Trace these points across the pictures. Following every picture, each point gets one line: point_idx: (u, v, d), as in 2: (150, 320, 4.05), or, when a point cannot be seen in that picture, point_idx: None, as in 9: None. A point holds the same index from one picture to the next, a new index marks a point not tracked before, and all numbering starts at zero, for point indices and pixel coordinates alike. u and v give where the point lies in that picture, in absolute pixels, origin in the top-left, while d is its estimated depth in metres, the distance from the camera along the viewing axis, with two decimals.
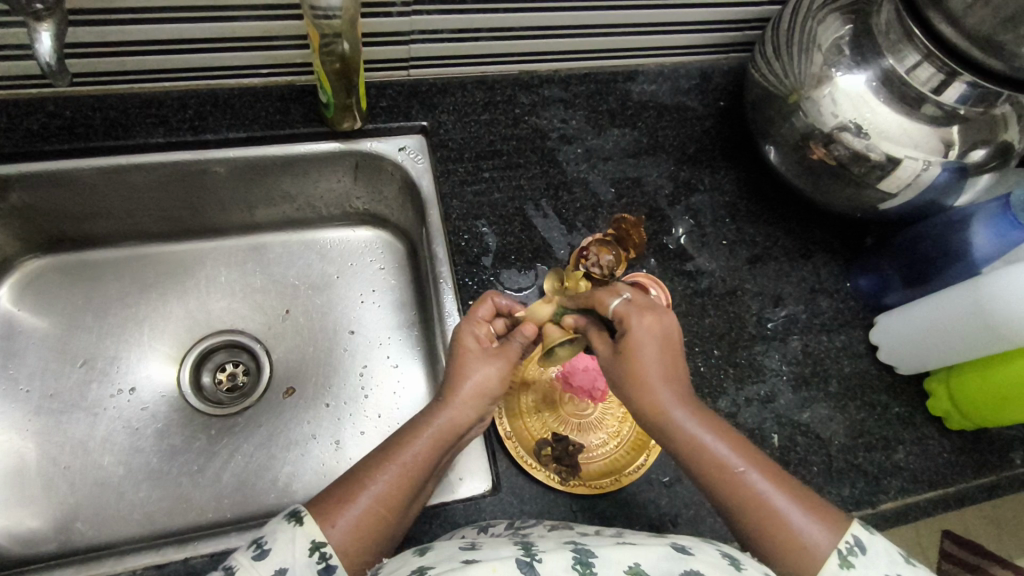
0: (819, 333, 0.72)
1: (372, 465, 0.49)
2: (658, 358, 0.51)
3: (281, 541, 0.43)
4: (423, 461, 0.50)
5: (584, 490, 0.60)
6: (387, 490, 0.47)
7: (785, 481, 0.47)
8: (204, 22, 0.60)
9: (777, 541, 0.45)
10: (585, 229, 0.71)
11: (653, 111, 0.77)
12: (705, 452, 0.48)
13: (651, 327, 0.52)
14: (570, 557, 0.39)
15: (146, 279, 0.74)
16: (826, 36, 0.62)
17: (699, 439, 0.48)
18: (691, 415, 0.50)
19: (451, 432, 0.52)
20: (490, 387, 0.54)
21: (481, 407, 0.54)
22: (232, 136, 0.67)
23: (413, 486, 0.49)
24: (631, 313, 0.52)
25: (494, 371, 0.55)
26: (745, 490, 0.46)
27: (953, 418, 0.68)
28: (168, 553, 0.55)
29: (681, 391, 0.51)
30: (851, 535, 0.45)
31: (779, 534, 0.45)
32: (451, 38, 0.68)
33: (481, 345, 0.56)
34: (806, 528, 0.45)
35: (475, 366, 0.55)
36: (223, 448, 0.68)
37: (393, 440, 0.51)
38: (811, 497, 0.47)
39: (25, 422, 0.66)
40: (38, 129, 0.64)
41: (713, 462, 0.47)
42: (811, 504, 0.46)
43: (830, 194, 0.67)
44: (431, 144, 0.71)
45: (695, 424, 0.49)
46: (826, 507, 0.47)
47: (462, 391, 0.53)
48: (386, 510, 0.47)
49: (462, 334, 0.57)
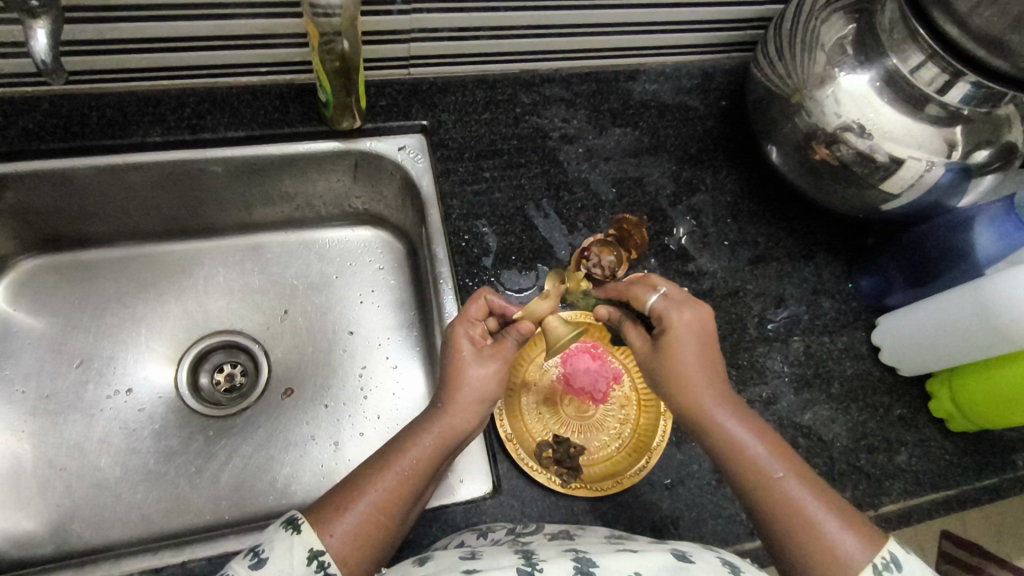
0: (822, 335, 0.72)
1: (372, 471, 0.49)
2: (701, 352, 0.53)
3: (279, 550, 0.43)
4: (423, 465, 0.50)
5: (586, 492, 0.59)
6: (385, 496, 0.47)
7: (821, 489, 0.47)
8: (200, 20, 0.60)
9: (811, 550, 0.44)
10: (587, 230, 0.71)
11: (654, 110, 0.77)
12: (742, 451, 0.48)
13: (690, 321, 0.53)
14: (570, 565, 0.39)
15: (143, 278, 0.74)
16: (830, 36, 0.62)
17: (738, 435, 0.49)
18: (732, 414, 0.50)
19: (450, 439, 0.53)
20: (488, 391, 0.55)
21: (480, 412, 0.55)
22: (230, 135, 0.67)
23: (412, 492, 0.49)
24: (670, 309, 0.54)
25: (492, 374, 0.56)
26: (779, 495, 0.47)
27: (955, 420, 0.68)
28: (166, 556, 0.55)
29: (722, 386, 0.52)
30: (887, 551, 0.44)
31: (812, 542, 0.44)
32: (451, 37, 0.67)
33: (475, 346, 0.56)
34: (842, 538, 0.44)
35: (474, 370, 0.55)
36: (221, 449, 0.68)
37: (392, 447, 0.51)
38: (850, 511, 0.46)
39: (20, 424, 0.66)
40: (33, 128, 0.63)
41: (750, 462, 0.48)
42: (847, 514, 0.46)
43: (833, 195, 0.66)
44: (431, 143, 0.71)
45: (735, 421, 0.50)
46: (864, 522, 0.46)
47: (462, 395, 0.54)
48: (385, 517, 0.47)
49: (457, 339, 0.56)
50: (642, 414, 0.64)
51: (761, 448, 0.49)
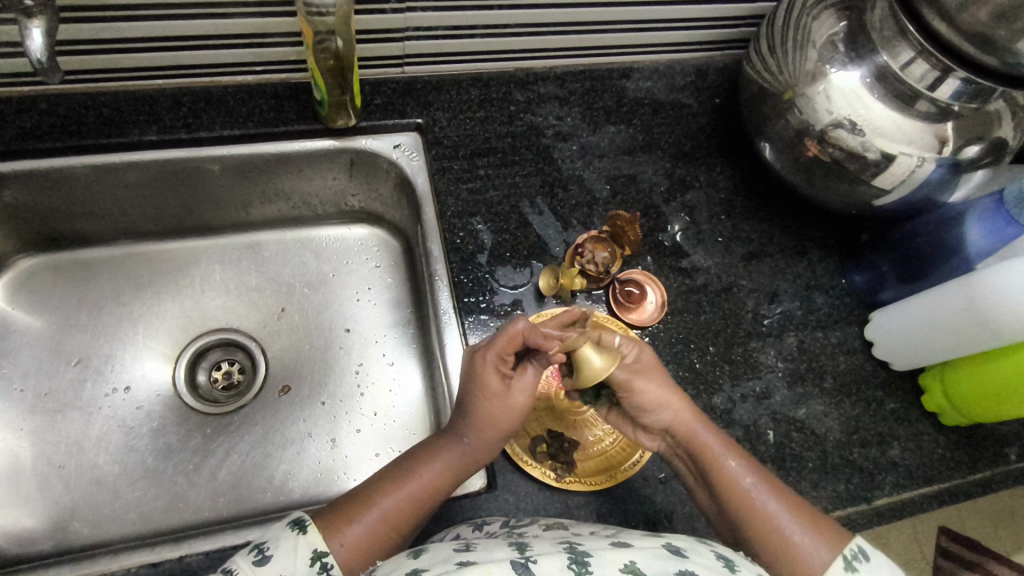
0: (815, 330, 0.72)
1: (383, 485, 0.50)
2: (669, 393, 0.56)
3: (283, 548, 0.44)
4: (435, 487, 0.52)
5: (582, 486, 0.60)
6: (396, 510, 0.49)
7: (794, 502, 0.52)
8: (196, 19, 0.60)
9: (780, 551, 0.49)
10: (581, 227, 0.71)
11: (648, 108, 0.77)
12: (721, 467, 0.53)
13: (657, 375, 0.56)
14: (565, 557, 0.39)
15: (140, 277, 0.74)
16: (821, 32, 0.63)
17: (717, 453, 0.54)
18: (713, 435, 0.55)
19: (466, 466, 0.54)
20: (509, 424, 0.55)
21: (499, 442, 0.55)
22: (226, 134, 0.67)
23: (418, 511, 0.50)
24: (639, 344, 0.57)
25: (517, 406, 0.55)
26: (755, 506, 0.51)
27: (948, 414, 0.68)
28: (163, 551, 0.55)
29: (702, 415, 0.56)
30: (856, 544, 0.49)
31: (781, 546, 0.50)
32: (446, 36, 0.68)
33: (501, 378, 0.54)
34: (808, 542, 0.49)
35: (497, 403, 0.54)
36: (218, 447, 0.68)
37: (409, 463, 0.52)
38: (818, 519, 0.52)
39: (19, 422, 0.66)
40: (30, 127, 0.63)
41: (728, 481, 0.53)
42: (816, 522, 0.51)
43: (825, 190, 0.67)
44: (426, 142, 0.71)
45: (714, 440, 0.55)
46: (833, 527, 0.51)
47: (484, 428, 0.54)
48: (393, 531, 0.48)
49: (483, 368, 0.54)
50: None
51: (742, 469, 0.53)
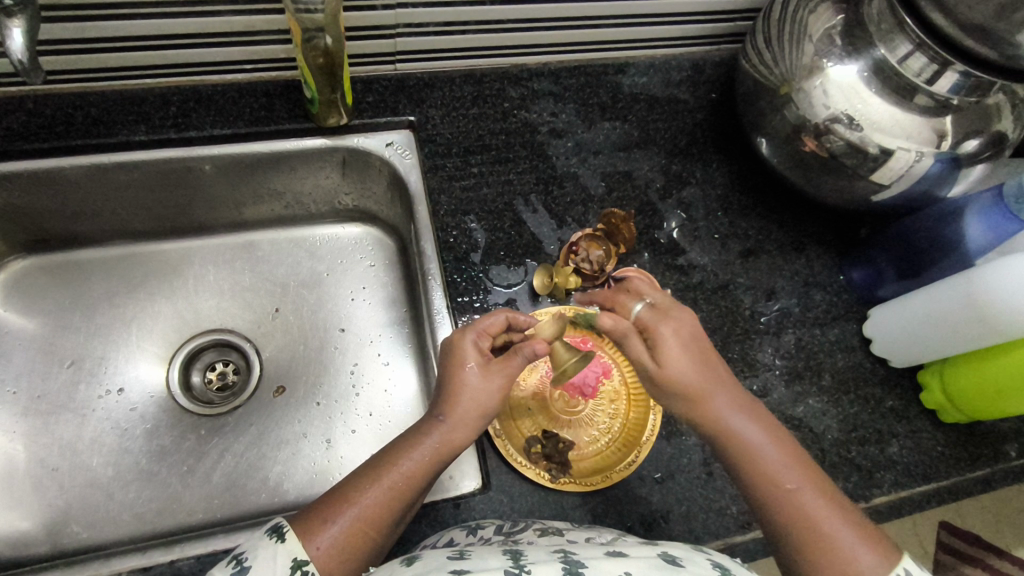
0: (813, 327, 0.71)
1: (360, 481, 0.48)
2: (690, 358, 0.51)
3: (262, 558, 0.43)
4: (415, 479, 0.50)
5: (575, 487, 0.59)
6: (374, 508, 0.47)
7: (840, 503, 0.47)
8: (183, 17, 0.59)
9: (826, 563, 0.44)
10: (576, 225, 0.70)
11: (644, 103, 0.76)
12: (757, 456, 0.48)
13: (684, 331, 0.52)
14: (559, 567, 0.39)
15: (134, 278, 0.73)
16: (818, 26, 0.62)
17: (754, 440, 0.49)
18: (747, 418, 0.50)
19: (446, 453, 0.52)
20: (486, 408, 0.53)
21: (478, 427, 0.53)
22: (217, 133, 0.67)
23: (402, 502, 0.49)
24: (658, 321, 0.52)
25: (495, 390, 0.54)
26: (800, 506, 0.46)
27: (948, 411, 0.68)
28: (155, 555, 0.55)
29: (735, 396, 0.51)
30: (903, 568, 0.44)
31: (826, 554, 0.44)
32: (438, 32, 0.67)
33: (481, 359, 0.54)
34: (857, 553, 0.44)
35: (472, 385, 0.53)
36: (212, 448, 0.68)
37: (385, 456, 0.50)
38: (861, 520, 0.46)
39: (12, 424, 0.66)
40: (18, 128, 0.63)
41: (763, 468, 0.48)
42: (863, 527, 0.46)
43: (822, 186, 0.66)
44: (419, 139, 0.70)
45: (750, 425, 0.49)
46: (877, 533, 0.46)
47: (462, 409, 0.53)
48: (371, 530, 0.47)
49: (460, 347, 0.55)
50: (631, 409, 0.64)
51: (786, 465, 0.48)
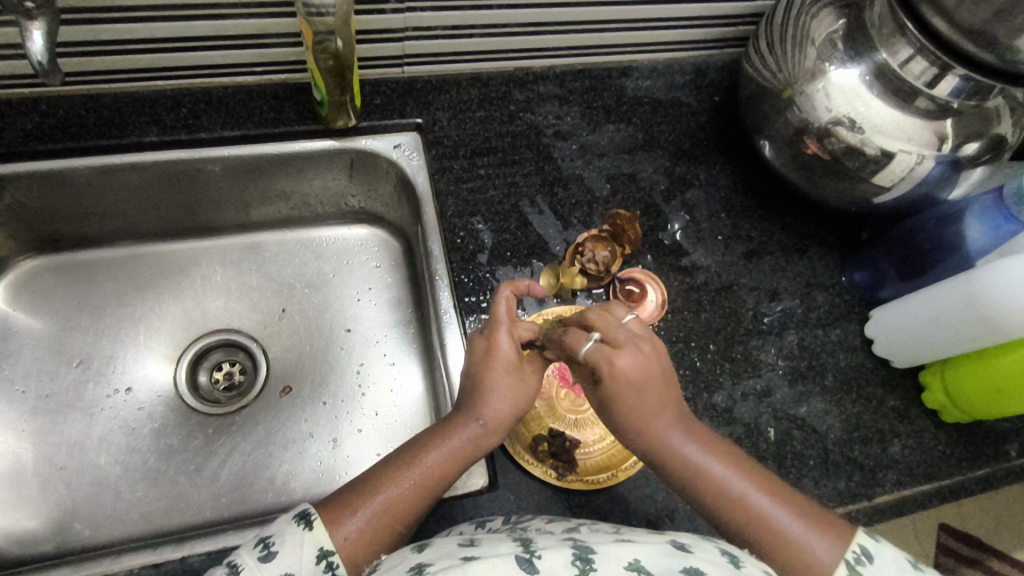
0: (815, 328, 0.72)
1: (386, 473, 0.49)
2: (634, 394, 0.50)
3: (289, 544, 0.44)
4: (442, 475, 0.50)
5: (581, 485, 0.60)
6: (399, 501, 0.48)
7: (785, 495, 0.48)
8: (195, 20, 0.60)
9: (784, 559, 0.45)
10: (582, 226, 0.71)
11: (648, 107, 0.77)
12: (703, 472, 0.48)
13: (628, 368, 0.50)
14: (569, 553, 0.39)
15: (141, 278, 0.74)
16: (820, 31, 0.63)
17: (698, 460, 0.48)
18: (686, 439, 0.49)
19: (473, 453, 0.52)
20: (516, 407, 0.54)
21: (508, 428, 0.54)
22: (227, 134, 0.67)
23: (426, 497, 0.49)
24: (602, 358, 0.51)
25: (528, 384, 0.55)
26: (748, 509, 0.47)
27: (950, 411, 0.68)
28: (166, 551, 0.55)
29: (674, 417, 0.50)
30: (858, 544, 0.46)
31: (783, 548, 0.46)
32: (445, 36, 0.68)
33: (515, 356, 0.55)
34: (810, 541, 0.46)
35: (503, 383, 0.54)
36: (220, 447, 0.68)
37: (412, 449, 0.51)
38: (812, 508, 0.48)
39: (22, 423, 0.66)
40: (31, 128, 0.63)
41: (711, 482, 0.48)
42: (811, 514, 0.47)
43: (824, 189, 0.67)
44: (426, 141, 0.71)
45: (691, 446, 0.49)
46: (828, 518, 0.48)
47: (495, 408, 0.53)
48: (396, 522, 0.47)
49: (494, 340, 0.55)
50: None
51: (734, 474, 0.48)
